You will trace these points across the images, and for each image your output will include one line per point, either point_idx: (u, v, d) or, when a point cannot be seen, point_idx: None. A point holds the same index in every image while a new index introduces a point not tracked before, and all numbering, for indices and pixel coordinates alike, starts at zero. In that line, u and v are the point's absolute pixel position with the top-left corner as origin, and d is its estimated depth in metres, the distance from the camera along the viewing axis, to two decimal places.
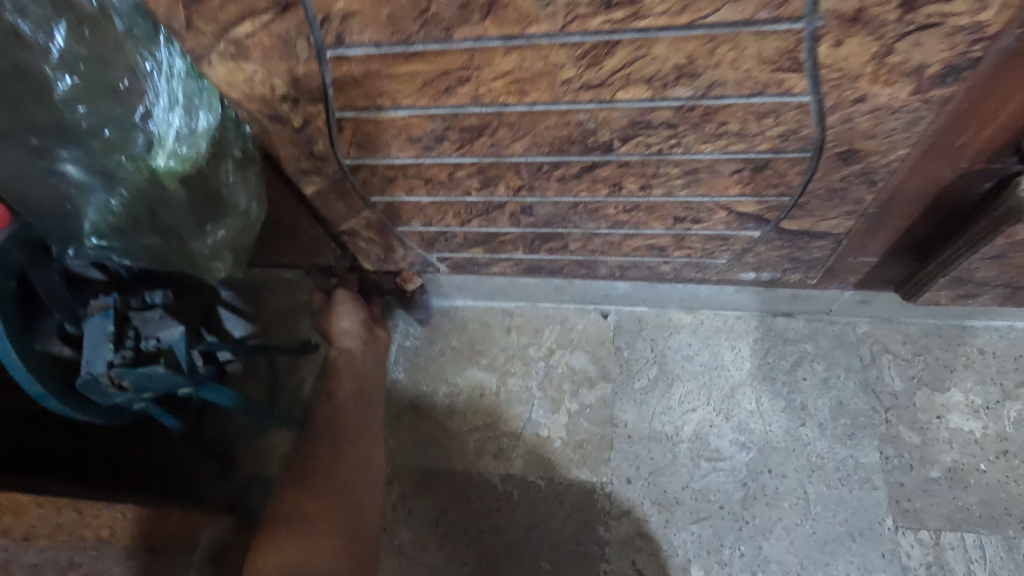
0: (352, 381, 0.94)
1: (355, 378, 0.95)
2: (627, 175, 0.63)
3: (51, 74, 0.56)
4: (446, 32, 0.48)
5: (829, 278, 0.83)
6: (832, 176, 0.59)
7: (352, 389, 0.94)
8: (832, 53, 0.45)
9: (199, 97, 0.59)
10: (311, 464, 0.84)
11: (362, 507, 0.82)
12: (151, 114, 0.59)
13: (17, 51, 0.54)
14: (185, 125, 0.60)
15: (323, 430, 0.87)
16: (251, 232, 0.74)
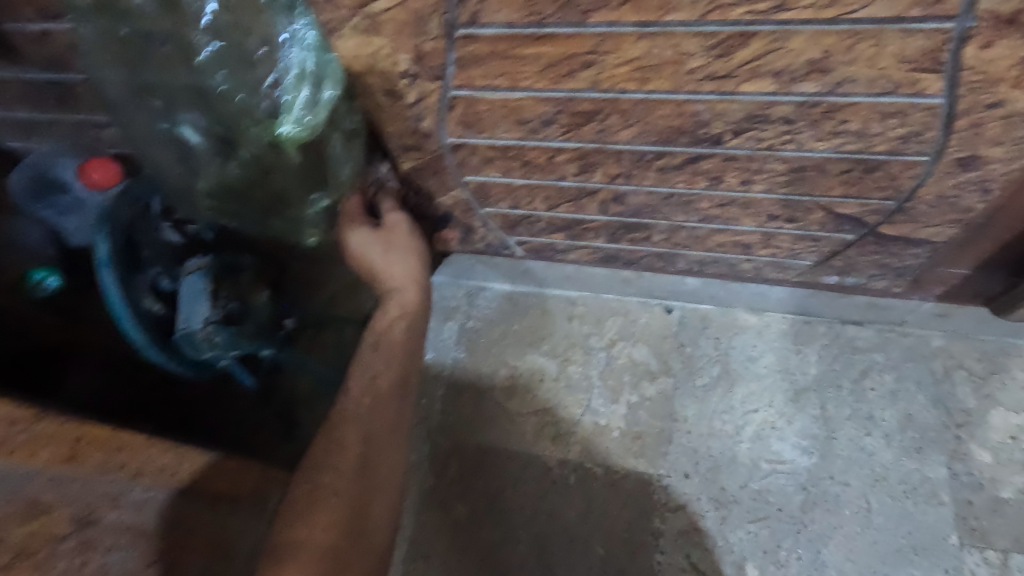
0: (392, 374, 0.76)
1: (395, 370, 0.77)
2: (730, 169, 0.63)
3: (202, 38, 0.61)
4: (583, 15, 0.49)
5: (913, 287, 0.82)
6: (945, 183, 0.58)
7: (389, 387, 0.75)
8: (979, 55, 0.45)
9: (327, 69, 0.60)
10: (331, 485, 0.66)
11: (378, 545, 0.66)
12: (280, 83, 0.61)
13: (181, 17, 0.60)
14: (311, 95, 0.61)
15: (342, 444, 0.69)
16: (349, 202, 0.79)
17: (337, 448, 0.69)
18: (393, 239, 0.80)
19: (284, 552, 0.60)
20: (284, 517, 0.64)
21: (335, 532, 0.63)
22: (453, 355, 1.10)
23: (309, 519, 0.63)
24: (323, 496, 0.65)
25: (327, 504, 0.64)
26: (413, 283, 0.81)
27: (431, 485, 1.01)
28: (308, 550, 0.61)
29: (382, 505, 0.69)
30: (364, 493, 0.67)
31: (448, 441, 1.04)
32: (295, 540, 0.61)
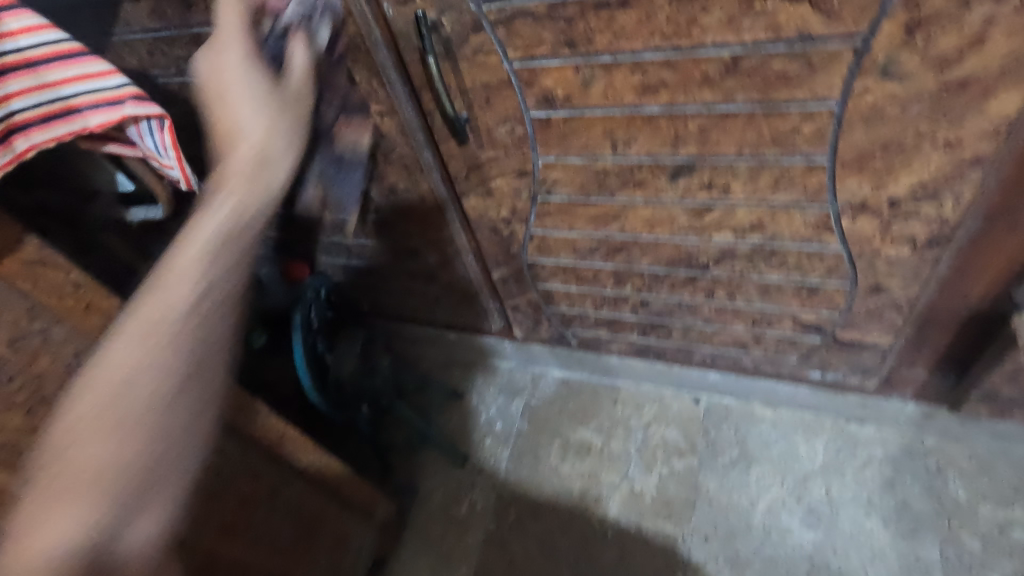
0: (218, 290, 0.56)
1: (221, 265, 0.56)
2: (718, 286, 0.92)
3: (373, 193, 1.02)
4: (612, 193, 0.83)
5: (889, 386, 1.02)
6: (868, 301, 0.84)
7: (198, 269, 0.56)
8: (853, 222, 0.73)
9: None
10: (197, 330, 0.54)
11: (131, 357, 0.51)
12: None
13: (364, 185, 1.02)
14: None
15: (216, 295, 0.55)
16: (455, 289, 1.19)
17: (206, 246, 0.55)
18: (223, 35, 0.65)
19: (126, 321, 0.52)
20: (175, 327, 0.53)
21: (167, 339, 0.52)
22: (518, 425, 1.38)
23: (137, 330, 0.51)
24: (148, 318, 0.52)
25: (169, 285, 0.54)
26: (261, 124, 0.61)
27: (494, 528, 1.25)
28: (115, 367, 0.50)
29: (223, 316, 0.55)
30: (230, 303, 0.56)
31: (512, 493, 1.29)
32: (139, 318, 0.52)
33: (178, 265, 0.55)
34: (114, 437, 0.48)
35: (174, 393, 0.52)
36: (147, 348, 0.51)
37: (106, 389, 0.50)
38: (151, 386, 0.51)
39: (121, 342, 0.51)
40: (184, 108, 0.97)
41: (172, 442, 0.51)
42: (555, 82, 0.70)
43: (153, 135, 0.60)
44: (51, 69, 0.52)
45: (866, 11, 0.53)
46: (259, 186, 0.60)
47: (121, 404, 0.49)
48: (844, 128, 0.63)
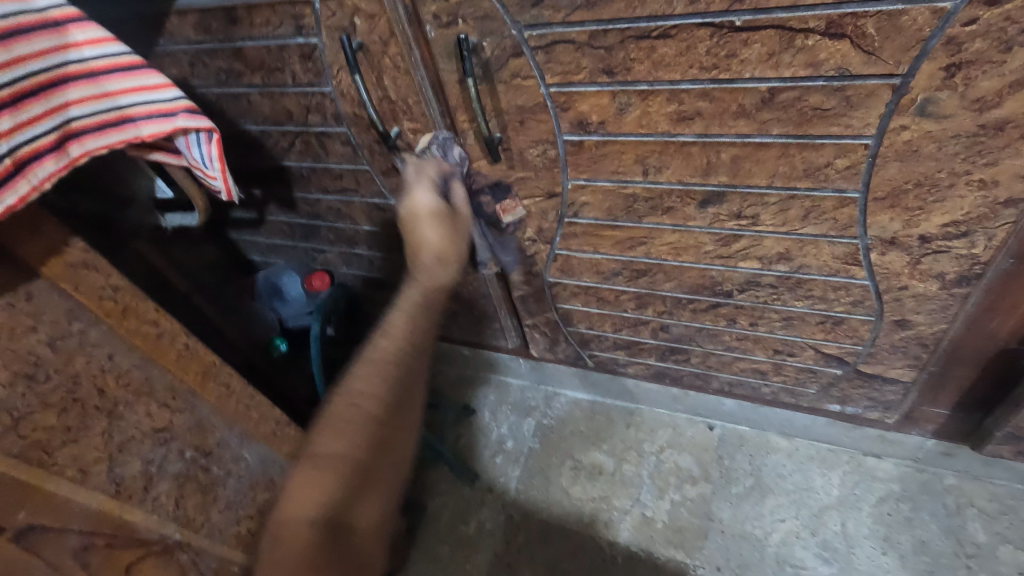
0: (369, 406, 0.65)
1: (375, 384, 0.67)
2: (741, 313, 0.92)
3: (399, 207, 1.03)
4: (639, 218, 0.83)
5: (909, 422, 1.02)
6: (892, 336, 0.84)
7: (345, 411, 0.65)
8: (881, 257, 0.74)
9: None
10: (341, 453, 0.63)
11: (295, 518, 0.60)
12: None
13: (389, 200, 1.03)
14: None
15: (352, 427, 0.64)
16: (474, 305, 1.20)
17: (373, 398, 0.66)
18: (417, 216, 0.78)
19: (310, 470, 0.62)
20: (311, 481, 0.62)
21: (345, 476, 0.62)
22: (529, 445, 1.37)
23: (321, 474, 0.62)
24: (324, 463, 0.62)
25: (339, 433, 0.64)
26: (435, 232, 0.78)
27: (502, 549, 1.24)
28: (308, 506, 0.60)
29: (386, 445, 0.65)
30: (389, 429, 0.66)
31: (522, 513, 1.28)
32: (319, 465, 0.63)
33: (343, 416, 0.65)
34: (325, 568, 0.58)
35: (356, 515, 0.63)
36: (331, 487, 0.61)
37: (301, 525, 0.60)
38: (334, 519, 0.61)
39: (306, 485, 0.62)
40: (220, 118, 0.99)
41: (359, 551, 0.64)
42: (591, 108, 0.72)
43: (200, 146, 0.61)
44: (110, 79, 0.53)
45: (907, 51, 0.54)
46: (413, 334, 0.73)
47: (323, 539, 0.59)
48: (878, 163, 0.64)
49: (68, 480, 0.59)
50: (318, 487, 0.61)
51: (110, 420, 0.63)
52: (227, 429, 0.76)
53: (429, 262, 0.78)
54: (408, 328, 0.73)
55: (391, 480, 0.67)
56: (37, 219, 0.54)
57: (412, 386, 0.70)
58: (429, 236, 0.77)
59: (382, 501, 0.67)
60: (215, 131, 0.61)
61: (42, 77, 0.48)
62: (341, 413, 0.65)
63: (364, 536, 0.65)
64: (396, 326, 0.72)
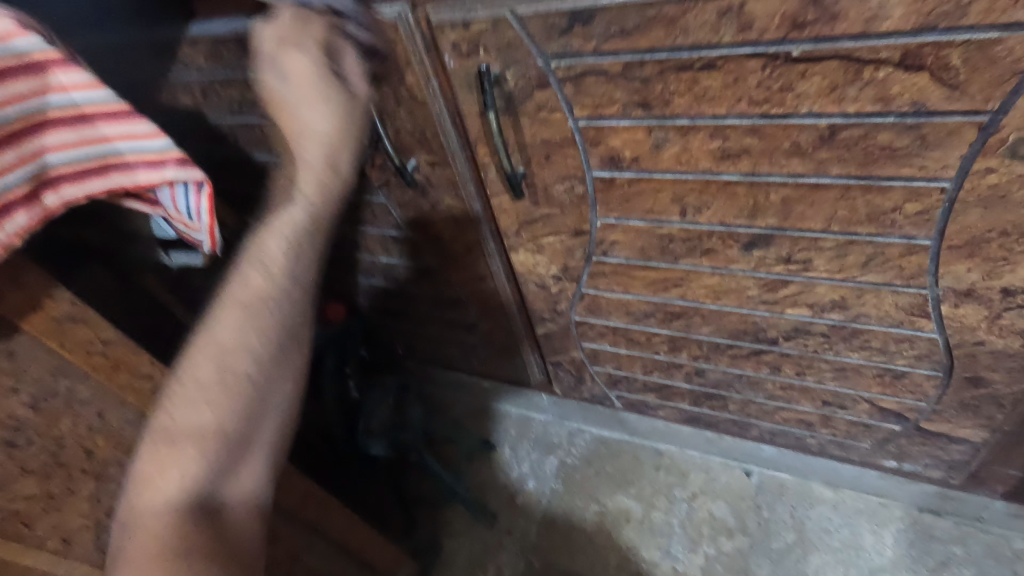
0: (251, 350, 0.56)
1: (254, 317, 0.57)
2: (786, 361, 0.83)
3: (417, 240, 0.97)
4: (675, 258, 0.76)
5: (976, 482, 0.91)
6: (963, 394, 0.75)
7: (205, 362, 0.55)
8: (954, 309, 0.65)
9: None
10: (203, 417, 0.54)
11: (150, 505, 0.51)
12: None
13: (407, 234, 0.97)
14: None
15: (223, 382, 0.55)
16: (495, 338, 1.13)
17: (245, 336, 0.56)
18: (301, 88, 0.58)
19: (163, 445, 0.53)
20: (166, 457, 0.53)
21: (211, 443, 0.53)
22: (551, 485, 1.30)
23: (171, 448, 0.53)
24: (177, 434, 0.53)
25: (207, 399, 0.54)
26: (328, 122, 0.60)
27: None
28: (164, 489, 0.52)
29: (265, 404, 0.56)
30: (266, 377, 0.57)
31: (544, 561, 1.20)
32: (174, 439, 0.53)
33: (199, 367, 0.55)
34: (205, 552, 0.49)
35: (230, 489, 0.54)
36: (199, 458, 0.53)
37: (154, 513, 0.51)
38: (196, 496, 0.52)
39: (166, 459, 0.53)
40: (234, 146, 0.96)
41: (243, 537, 0.53)
42: (623, 143, 0.65)
43: (187, 199, 0.55)
44: (96, 123, 0.49)
45: (999, 85, 0.47)
46: (295, 260, 0.59)
47: (185, 521, 0.50)
48: (955, 210, 0.56)
49: (48, 552, 0.57)
50: (172, 463, 0.53)
51: (99, 483, 0.59)
52: None
53: (313, 181, 0.61)
54: (288, 264, 0.59)
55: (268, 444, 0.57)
56: (20, 268, 0.50)
57: (299, 312, 0.59)
58: (319, 121, 0.60)
59: (262, 468, 0.56)
60: (205, 183, 0.54)
61: (16, 124, 0.44)
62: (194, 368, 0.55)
63: (247, 507, 0.55)
64: (273, 250, 0.59)
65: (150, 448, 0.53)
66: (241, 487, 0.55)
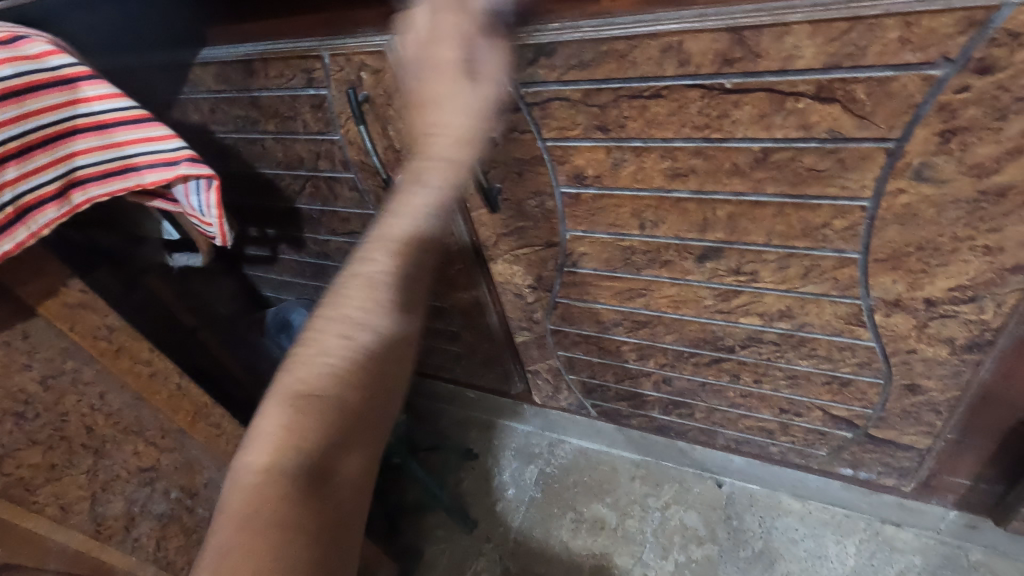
0: (389, 303, 0.54)
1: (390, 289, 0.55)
2: (744, 370, 0.89)
3: None
4: (638, 269, 0.83)
5: (929, 491, 0.96)
6: (903, 400, 0.80)
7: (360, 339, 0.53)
8: (886, 319, 0.71)
9: None
10: (314, 380, 0.51)
11: (265, 464, 0.48)
12: None
13: None
14: None
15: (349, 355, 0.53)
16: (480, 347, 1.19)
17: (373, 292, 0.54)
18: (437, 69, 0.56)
19: (286, 406, 0.50)
20: (280, 429, 0.49)
21: (342, 418, 0.51)
22: (530, 493, 1.34)
23: (308, 421, 0.50)
24: (304, 396, 0.51)
25: (343, 363, 0.52)
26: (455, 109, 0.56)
27: None
28: (278, 450, 0.49)
29: (378, 362, 0.54)
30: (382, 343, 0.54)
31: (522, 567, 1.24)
32: (303, 398, 0.51)
33: (325, 338, 0.53)
34: (315, 522, 0.48)
35: (338, 456, 0.51)
36: (309, 419, 0.50)
37: (273, 472, 0.48)
38: (312, 463, 0.49)
39: (289, 417, 0.50)
40: (237, 161, 1.04)
41: (332, 507, 0.50)
42: (586, 162, 0.72)
43: (199, 194, 0.61)
44: (118, 131, 0.55)
45: (900, 115, 0.54)
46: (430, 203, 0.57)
47: (292, 488, 0.47)
48: (877, 227, 0.62)
49: (48, 518, 0.61)
50: (296, 425, 0.50)
51: (96, 458, 0.64)
52: (215, 470, 0.77)
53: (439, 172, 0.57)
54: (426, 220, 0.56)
55: (375, 425, 0.54)
56: (41, 261, 0.56)
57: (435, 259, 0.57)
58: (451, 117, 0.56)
59: (363, 442, 0.53)
60: (215, 177, 0.60)
61: (50, 131, 0.52)
62: (342, 339, 0.53)
63: (354, 487, 0.52)
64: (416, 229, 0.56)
65: (271, 410, 0.50)
66: (348, 464, 0.52)
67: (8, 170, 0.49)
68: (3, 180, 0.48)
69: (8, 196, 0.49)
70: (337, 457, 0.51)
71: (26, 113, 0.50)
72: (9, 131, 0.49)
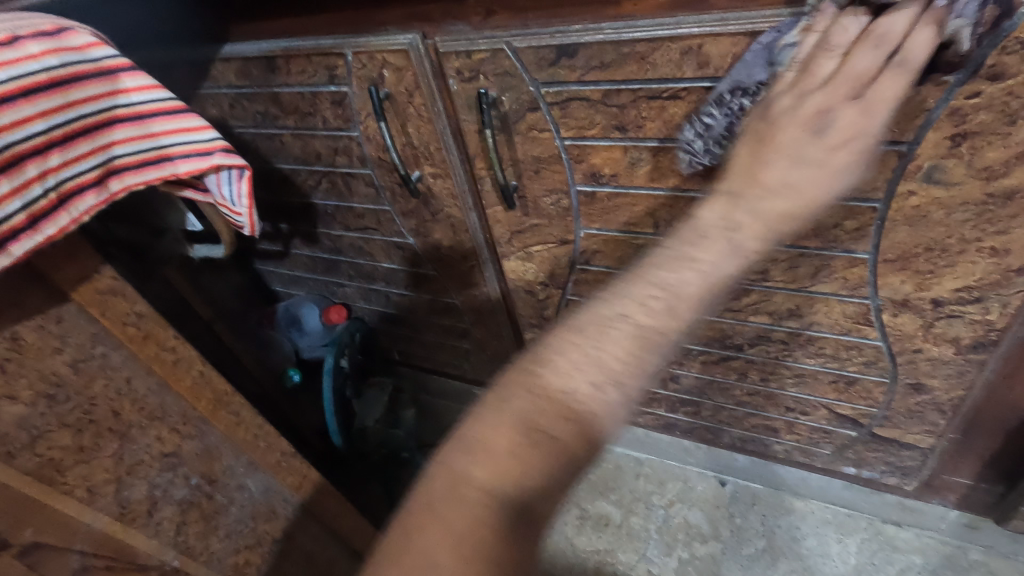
0: (616, 339, 0.43)
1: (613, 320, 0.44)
2: (752, 368, 0.91)
3: (418, 250, 1.07)
4: None
5: (931, 490, 0.97)
6: (908, 400, 0.82)
7: (573, 364, 0.43)
8: (893, 318, 0.73)
9: None
10: (524, 406, 0.42)
11: (471, 480, 0.41)
12: None
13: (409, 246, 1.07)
14: None
15: (582, 374, 0.43)
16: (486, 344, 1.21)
17: (603, 361, 0.43)
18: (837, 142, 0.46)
19: (518, 434, 0.41)
20: (486, 441, 0.42)
21: (570, 463, 0.42)
22: None
23: (510, 455, 0.41)
24: (531, 428, 0.41)
25: (578, 398, 0.42)
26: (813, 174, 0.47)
27: None
28: (498, 474, 0.41)
29: (582, 399, 0.42)
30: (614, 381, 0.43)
31: None
32: (525, 429, 0.42)
33: (520, 389, 0.43)
34: (509, 570, 0.39)
35: (543, 494, 0.41)
36: (535, 457, 0.41)
37: (483, 497, 0.40)
38: (520, 504, 0.40)
39: (501, 441, 0.41)
40: (255, 157, 1.06)
41: (535, 563, 0.42)
42: (603, 161, 0.74)
43: (230, 183, 0.63)
44: (155, 122, 0.57)
45: (911, 119, 0.55)
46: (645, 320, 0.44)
47: (501, 527, 0.40)
48: (886, 228, 0.64)
49: (75, 499, 0.62)
50: (508, 456, 0.41)
51: (122, 443, 0.66)
52: (234, 458, 0.78)
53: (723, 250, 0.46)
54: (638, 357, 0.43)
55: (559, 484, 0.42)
56: (74, 248, 0.58)
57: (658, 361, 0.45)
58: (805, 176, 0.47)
59: (571, 494, 0.44)
60: (248, 167, 0.62)
61: (92, 120, 0.53)
62: (564, 368, 0.43)
63: (551, 543, 0.43)
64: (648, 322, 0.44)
65: (485, 424, 0.43)
66: (557, 513, 0.43)
67: (52, 157, 0.50)
68: (47, 167, 0.50)
69: (51, 182, 0.50)
70: (543, 500, 0.41)
71: (71, 102, 0.51)
72: (55, 119, 0.50)
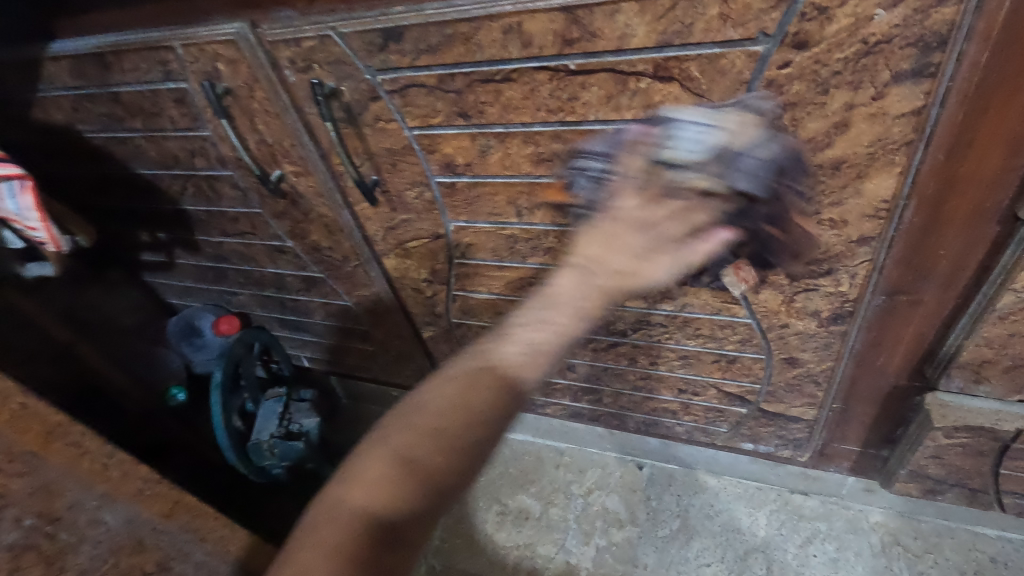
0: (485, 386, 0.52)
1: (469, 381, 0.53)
2: (639, 353, 0.90)
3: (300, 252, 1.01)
4: (524, 258, 0.82)
5: (825, 459, 0.99)
6: (786, 374, 0.82)
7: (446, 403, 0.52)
8: (756, 295, 0.72)
9: None
10: (419, 429, 0.51)
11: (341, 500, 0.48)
12: None
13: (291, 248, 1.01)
14: None
15: (450, 409, 0.52)
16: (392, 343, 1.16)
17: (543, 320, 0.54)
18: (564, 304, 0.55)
19: (396, 457, 0.50)
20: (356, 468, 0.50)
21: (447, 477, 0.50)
22: None
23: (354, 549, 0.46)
24: (402, 459, 0.50)
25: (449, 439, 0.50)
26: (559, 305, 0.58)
27: None
28: (376, 496, 0.48)
29: (474, 414, 0.51)
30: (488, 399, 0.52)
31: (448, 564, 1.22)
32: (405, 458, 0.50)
33: (369, 467, 0.50)
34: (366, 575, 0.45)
35: (391, 512, 0.48)
36: (391, 479, 0.49)
37: (352, 512, 0.48)
38: (380, 521, 0.47)
39: (372, 468, 0.49)
40: (112, 162, 0.98)
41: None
42: (455, 150, 0.70)
43: (13, 195, 0.67)
44: None
45: (733, 93, 0.54)
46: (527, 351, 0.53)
47: (360, 536, 0.46)
48: None
49: None
50: (389, 475, 0.49)
51: None
52: (82, 492, 0.72)
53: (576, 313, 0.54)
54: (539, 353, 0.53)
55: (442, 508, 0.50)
56: None
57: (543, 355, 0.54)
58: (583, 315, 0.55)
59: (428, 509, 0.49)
60: (26, 175, 0.67)
61: None
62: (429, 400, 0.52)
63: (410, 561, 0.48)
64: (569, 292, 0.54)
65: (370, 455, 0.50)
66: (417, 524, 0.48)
67: None
68: None
69: None
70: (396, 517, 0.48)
71: None
72: None
